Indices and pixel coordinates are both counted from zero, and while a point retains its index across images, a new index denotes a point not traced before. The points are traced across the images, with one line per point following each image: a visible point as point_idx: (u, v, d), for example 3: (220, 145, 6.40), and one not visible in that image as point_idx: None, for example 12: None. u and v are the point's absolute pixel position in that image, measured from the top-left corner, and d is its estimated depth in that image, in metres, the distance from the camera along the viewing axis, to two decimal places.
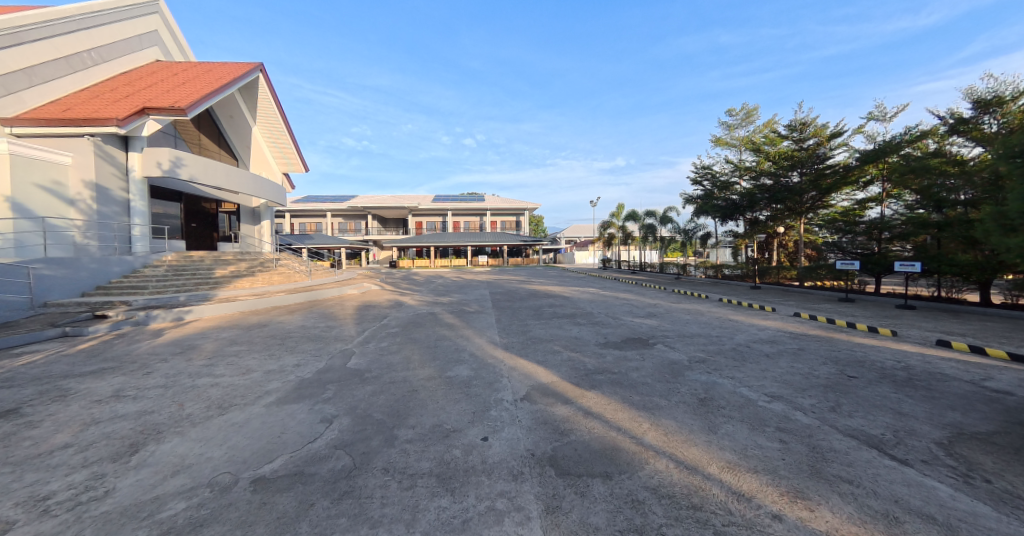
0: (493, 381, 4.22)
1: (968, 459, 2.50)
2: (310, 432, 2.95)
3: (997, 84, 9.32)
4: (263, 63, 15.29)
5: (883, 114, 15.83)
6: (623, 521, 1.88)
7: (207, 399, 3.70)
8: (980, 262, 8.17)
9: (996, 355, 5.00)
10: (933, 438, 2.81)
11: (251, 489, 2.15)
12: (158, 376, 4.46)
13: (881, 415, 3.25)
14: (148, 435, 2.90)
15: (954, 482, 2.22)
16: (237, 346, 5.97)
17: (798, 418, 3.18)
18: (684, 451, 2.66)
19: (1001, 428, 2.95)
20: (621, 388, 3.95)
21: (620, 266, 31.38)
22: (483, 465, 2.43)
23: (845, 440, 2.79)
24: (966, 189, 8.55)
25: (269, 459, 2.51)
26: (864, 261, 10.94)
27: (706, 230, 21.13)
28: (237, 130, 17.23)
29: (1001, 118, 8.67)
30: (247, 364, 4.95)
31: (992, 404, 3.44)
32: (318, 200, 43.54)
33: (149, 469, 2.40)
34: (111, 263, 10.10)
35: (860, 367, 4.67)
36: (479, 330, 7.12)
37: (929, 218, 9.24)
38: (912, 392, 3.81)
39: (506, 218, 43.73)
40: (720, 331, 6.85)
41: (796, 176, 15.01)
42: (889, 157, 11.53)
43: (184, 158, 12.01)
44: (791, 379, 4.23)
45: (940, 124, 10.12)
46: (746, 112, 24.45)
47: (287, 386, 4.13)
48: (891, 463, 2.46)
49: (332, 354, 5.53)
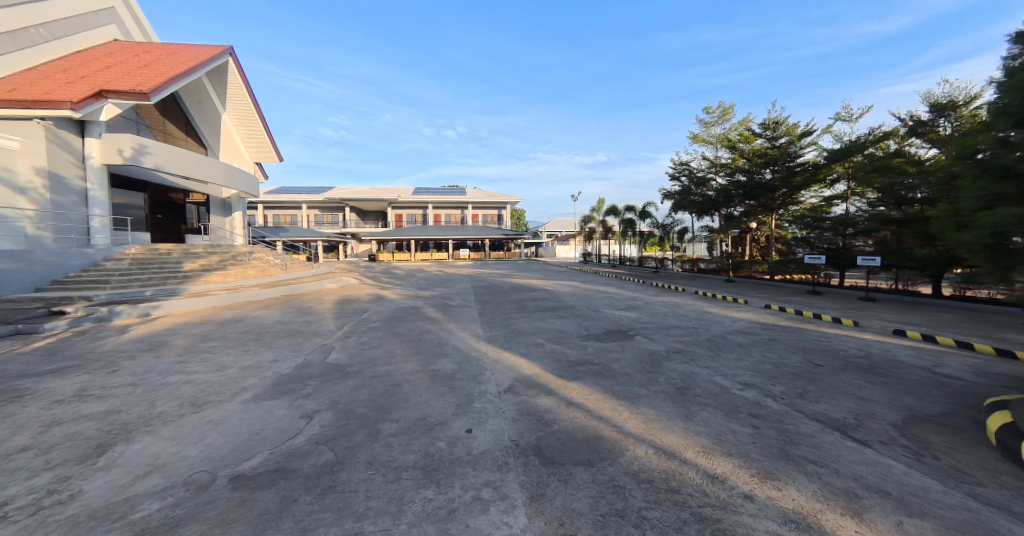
0: (477, 374, 4.26)
1: (920, 438, 2.72)
2: (289, 427, 2.89)
3: (952, 89, 9.93)
4: (232, 46, 14.56)
5: (850, 115, 16.46)
6: (605, 506, 1.94)
7: (179, 397, 3.56)
8: (936, 257, 8.77)
9: (945, 342, 5.42)
10: (890, 421, 3.02)
11: (230, 487, 2.09)
12: (126, 374, 4.24)
13: (844, 401, 3.46)
14: (117, 435, 2.76)
15: (907, 460, 2.41)
16: (211, 342, 5.75)
17: (769, 405, 3.36)
18: (662, 437, 2.77)
19: (950, 410, 3.20)
20: (602, 379, 4.05)
21: (600, 260, 31.92)
22: (468, 456, 2.45)
23: (811, 424, 2.98)
24: (923, 188, 9.10)
25: (248, 456, 2.45)
26: (831, 256, 11.50)
27: (683, 226, 21.56)
28: (205, 117, 16.30)
29: (955, 121, 9.27)
30: (222, 360, 4.79)
31: (943, 389, 3.73)
32: (293, 192, 42.21)
33: (120, 470, 2.30)
34: (70, 256, 9.57)
35: (826, 355, 4.97)
36: (462, 324, 7.14)
37: (891, 215, 9.80)
38: (872, 378, 4.07)
39: (486, 211, 43.59)
40: (697, 322, 7.11)
41: (768, 173, 15.53)
42: (855, 156, 12.03)
43: (148, 147, 11.40)
44: (762, 367, 4.46)
45: (901, 125, 10.71)
46: (723, 110, 24.96)
47: (264, 382, 4.01)
48: (853, 444, 2.64)
49: (310, 349, 5.39)
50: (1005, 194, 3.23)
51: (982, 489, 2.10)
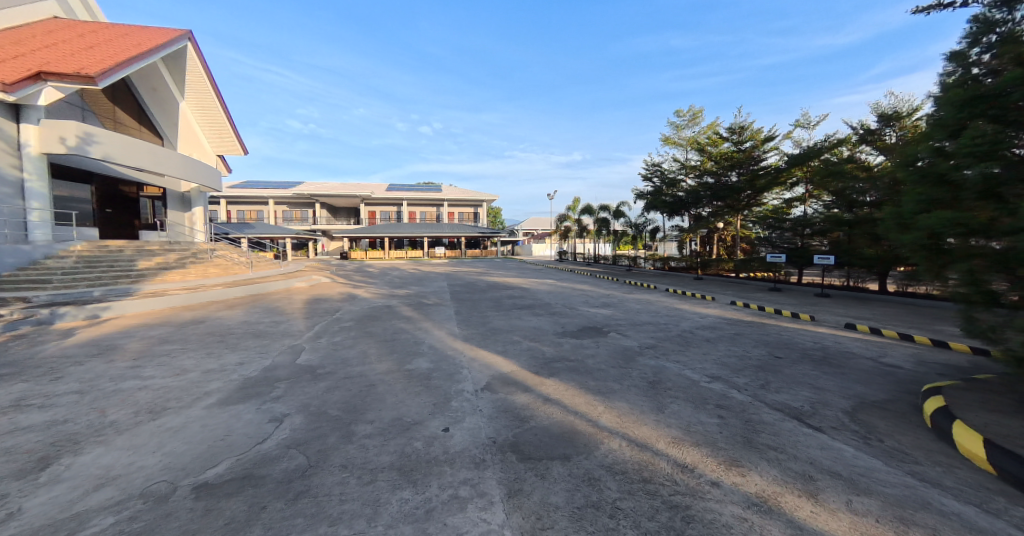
0: (454, 372, 4.24)
1: (867, 423, 2.96)
2: (258, 432, 2.78)
3: (897, 101, 10.77)
4: (191, 30, 13.67)
5: (808, 122, 17.51)
6: (581, 498, 1.99)
7: (134, 404, 3.33)
8: (882, 256, 9.51)
9: (889, 334, 5.90)
10: (841, 408, 3.27)
11: (193, 497, 1.99)
12: (71, 381, 3.92)
13: (801, 390, 3.70)
14: (63, 447, 2.56)
15: (856, 444, 2.62)
16: (169, 345, 5.42)
17: (734, 396, 3.55)
18: (635, 429, 2.87)
19: (892, 397, 3.50)
20: (578, 374, 4.15)
21: (575, 258, 32.40)
22: (445, 455, 2.44)
23: (772, 413, 3.17)
24: (871, 192, 9.84)
25: (212, 464, 2.34)
26: (790, 254, 12.23)
27: (655, 225, 22.25)
28: (161, 105, 15.25)
29: (899, 131, 10.07)
30: (182, 364, 4.52)
31: (886, 377, 4.07)
32: (259, 187, 40.18)
33: (66, 484, 2.13)
34: (3, 253, 8.72)
35: (785, 348, 5.31)
36: (438, 323, 7.08)
37: (844, 217, 10.54)
38: (826, 369, 4.39)
39: (463, 209, 43.25)
40: (668, 318, 7.39)
41: (734, 176, 16.30)
42: (812, 161, 12.82)
43: (95, 136, 10.47)
44: (728, 360, 4.70)
45: (853, 133, 11.51)
46: (693, 114, 25.90)
47: (230, 385, 3.83)
48: (809, 431, 2.83)
49: (279, 351, 5.19)
50: (940, 199, 3.54)
51: (918, 467, 2.32)
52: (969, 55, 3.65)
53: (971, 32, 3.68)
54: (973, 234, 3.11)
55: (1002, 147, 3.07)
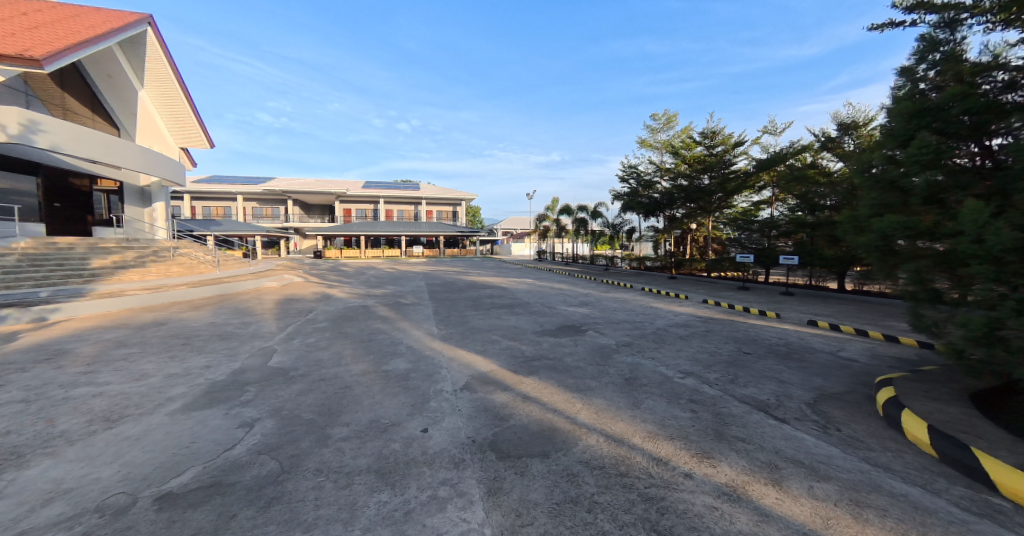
0: (432, 372, 4.20)
1: (826, 414, 3.16)
2: (226, 438, 2.67)
3: (854, 111, 11.48)
4: (151, 14, 12.90)
5: (775, 128, 18.38)
6: (560, 494, 2.03)
7: (88, 412, 3.11)
8: (841, 257, 10.13)
9: (847, 330, 6.29)
10: (803, 400, 3.47)
11: (155, 508, 1.90)
12: (14, 389, 3.62)
13: (767, 384, 3.91)
14: (4, 461, 2.36)
15: (817, 433, 2.79)
16: (127, 349, 5.09)
17: (706, 391, 3.70)
18: (612, 425, 2.94)
19: (849, 388, 3.75)
20: (556, 372, 4.20)
21: (554, 258, 32.72)
22: (424, 456, 2.43)
23: (741, 406, 3.33)
24: (831, 196, 10.45)
25: (177, 473, 2.22)
26: (758, 255, 12.83)
27: (631, 225, 22.75)
28: (117, 93, 14.29)
29: (856, 139, 10.73)
30: (141, 369, 4.26)
31: (843, 370, 4.36)
32: (225, 181, 38.26)
33: (8, 501, 1.97)
34: None
35: (753, 344, 5.58)
36: (416, 322, 7.00)
37: (807, 219, 11.13)
38: (789, 363, 4.64)
39: (442, 208, 42.80)
40: (643, 317, 7.59)
41: (706, 179, 16.90)
42: (778, 166, 13.47)
43: (41, 124, 9.73)
44: (700, 356, 4.89)
45: (815, 140, 12.18)
46: (668, 118, 26.64)
47: (196, 390, 3.65)
48: (775, 422, 2.99)
49: (249, 353, 4.98)
50: (890, 204, 3.82)
51: (871, 453, 2.50)
52: (916, 71, 3.93)
53: (918, 48, 3.95)
54: (920, 236, 3.37)
55: (944, 156, 3.32)
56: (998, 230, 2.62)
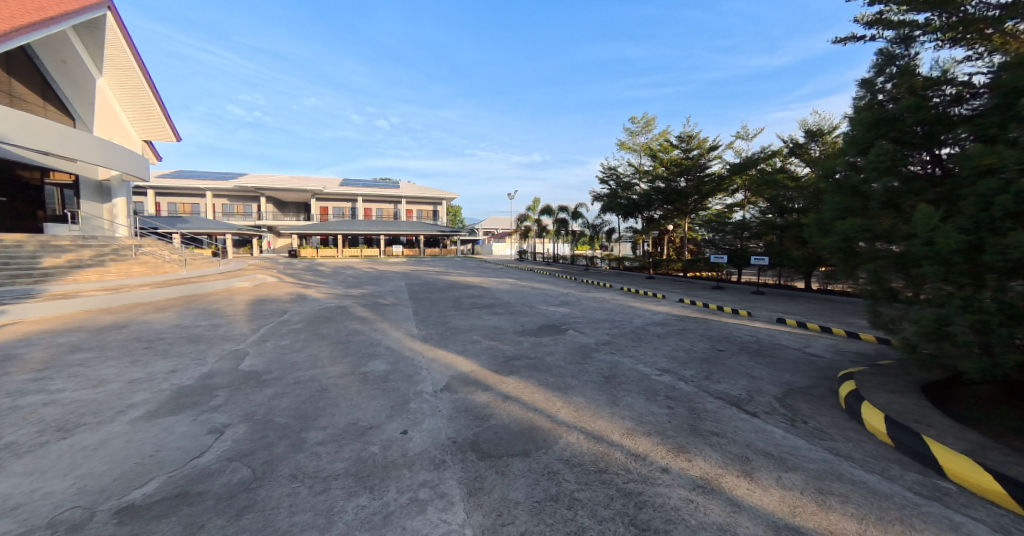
0: (412, 374, 4.15)
1: (793, 408, 3.32)
2: (194, 445, 2.55)
3: (820, 119, 12.08)
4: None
5: (746, 134, 19.12)
6: (540, 492, 2.05)
7: (38, 422, 2.90)
8: (807, 258, 10.65)
9: (812, 327, 6.61)
10: (773, 394, 3.64)
11: (115, 521, 1.79)
12: None
13: (740, 380, 4.06)
14: None
15: (785, 426, 2.93)
16: (82, 354, 4.76)
17: (682, 387, 3.82)
18: (592, 423, 2.99)
19: (814, 383, 3.96)
20: (537, 372, 4.23)
21: (535, 258, 32.84)
22: (404, 458, 2.40)
23: (715, 401, 3.45)
24: (799, 200, 10.92)
25: (140, 483, 2.11)
26: (731, 255, 13.32)
27: (610, 226, 23.12)
28: (72, 81, 13.40)
29: (821, 145, 11.27)
30: (99, 375, 4.00)
31: (809, 365, 4.59)
32: (192, 177, 36.40)
33: None
34: None
35: (726, 341, 5.79)
36: (395, 323, 6.88)
37: (776, 222, 11.60)
38: (760, 359, 4.86)
39: (423, 207, 42.27)
40: (622, 316, 7.74)
41: (683, 181, 17.37)
42: (750, 170, 14.01)
43: None
44: (676, 354, 5.04)
45: (784, 146, 12.72)
46: (646, 121, 27.25)
47: (161, 396, 3.46)
48: (746, 416, 3.12)
49: (220, 356, 4.77)
50: (852, 208, 4.03)
51: (834, 443, 2.65)
52: (875, 83, 4.16)
53: (876, 63, 4.19)
54: (878, 239, 3.58)
55: (900, 164, 3.54)
56: (947, 233, 2.80)
